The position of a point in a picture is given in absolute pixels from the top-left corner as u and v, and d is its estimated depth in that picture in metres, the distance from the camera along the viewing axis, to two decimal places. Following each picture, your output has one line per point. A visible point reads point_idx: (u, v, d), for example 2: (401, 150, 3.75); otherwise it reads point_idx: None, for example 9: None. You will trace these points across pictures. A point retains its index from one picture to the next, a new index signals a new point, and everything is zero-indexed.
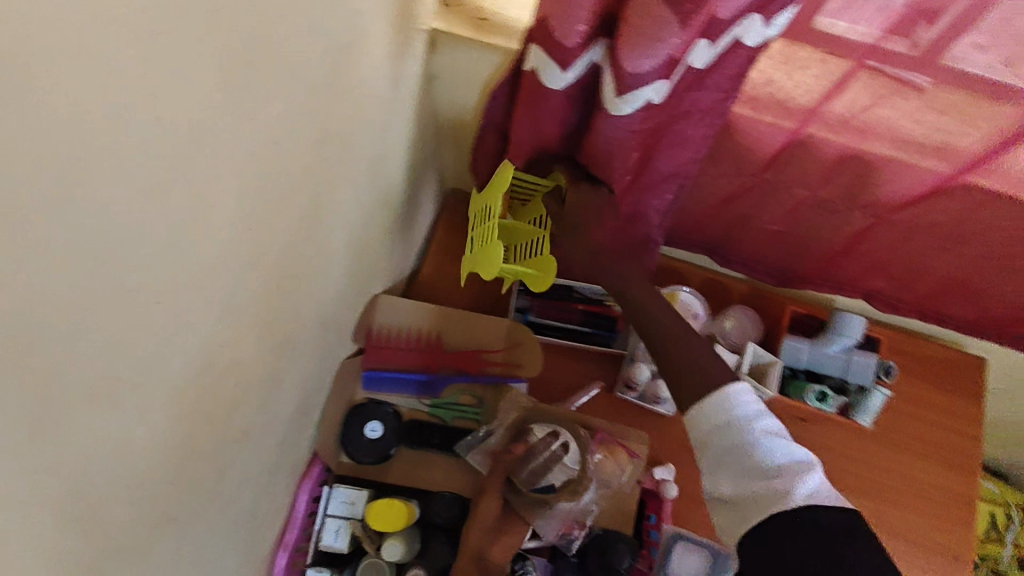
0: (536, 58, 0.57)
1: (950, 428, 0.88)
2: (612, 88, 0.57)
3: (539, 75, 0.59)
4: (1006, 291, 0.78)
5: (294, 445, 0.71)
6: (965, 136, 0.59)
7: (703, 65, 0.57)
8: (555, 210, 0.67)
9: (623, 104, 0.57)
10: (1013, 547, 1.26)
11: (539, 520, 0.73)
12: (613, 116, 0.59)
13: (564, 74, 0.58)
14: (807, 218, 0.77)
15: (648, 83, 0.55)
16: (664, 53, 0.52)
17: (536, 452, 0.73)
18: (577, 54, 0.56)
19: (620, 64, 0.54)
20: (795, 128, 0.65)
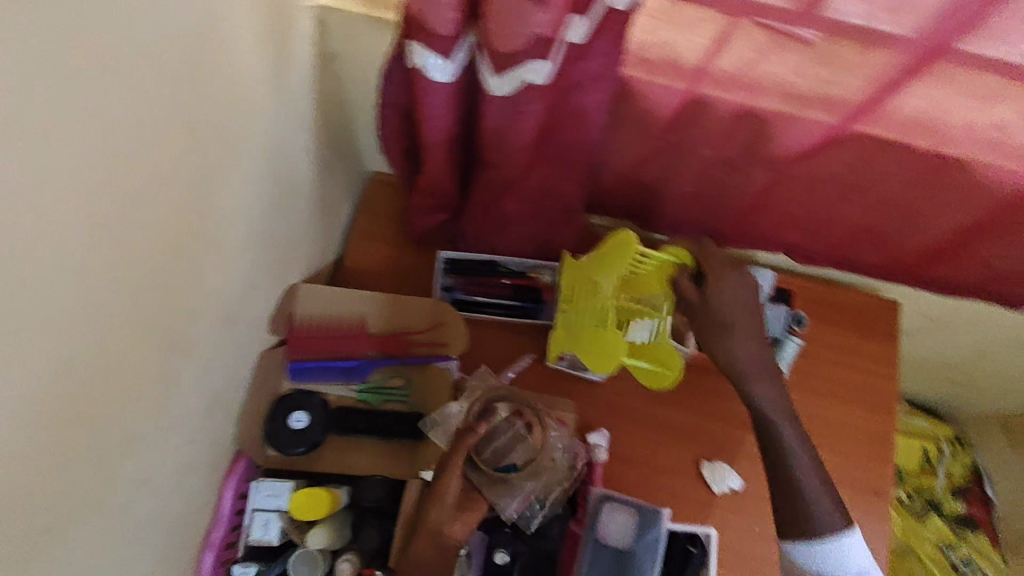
0: (416, 53, 0.59)
1: (868, 371, 0.93)
2: (490, 70, 0.59)
3: (423, 68, 0.60)
4: (908, 235, 0.80)
5: (217, 442, 0.69)
6: (848, 85, 0.60)
7: (579, 39, 0.57)
8: (693, 297, 0.69)
9: (501, 83, 0.59)
10: (945, 478, 1.32)
11: (500, 498, 0.71)
12: (499, 97, 0.61)
13: (445, 63, 0.59)
14: (715, 178, 0.79)
15: (521, 61, 0.57)
16: (530, 31, 0.54)
17: (498, 430, 0.72)
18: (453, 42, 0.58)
19: (490, 43, 0.56)
20: (688, 89, 0.65)
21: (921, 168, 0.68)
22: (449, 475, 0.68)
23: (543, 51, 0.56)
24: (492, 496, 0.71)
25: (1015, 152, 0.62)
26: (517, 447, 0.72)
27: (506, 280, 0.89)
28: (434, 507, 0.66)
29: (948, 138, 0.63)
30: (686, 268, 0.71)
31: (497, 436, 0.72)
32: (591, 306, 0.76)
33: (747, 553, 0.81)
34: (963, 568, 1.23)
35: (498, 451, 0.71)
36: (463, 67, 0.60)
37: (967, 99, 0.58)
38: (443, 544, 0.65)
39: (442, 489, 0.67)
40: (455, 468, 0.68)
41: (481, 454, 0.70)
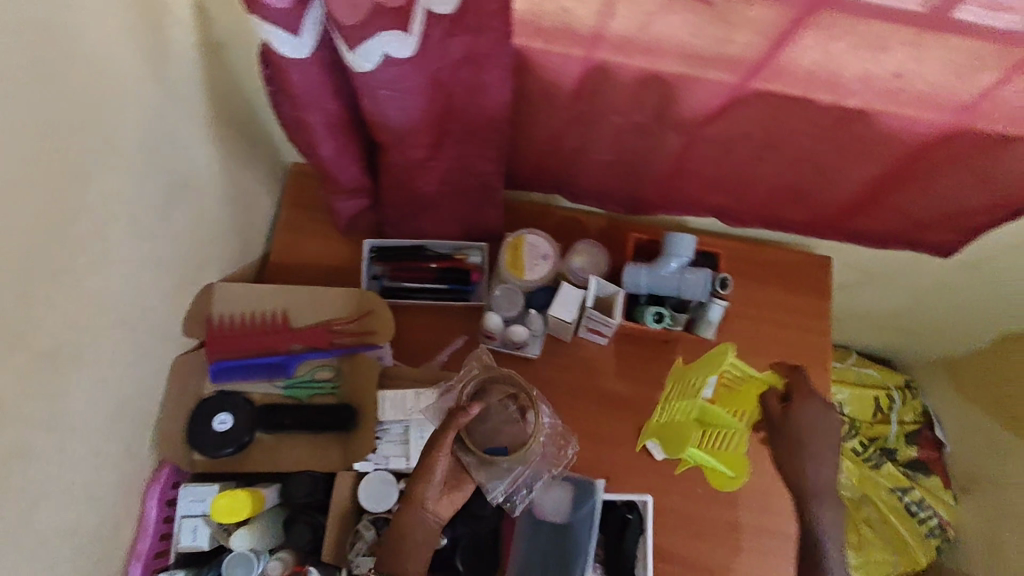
0: (256, 27, 0.49)
1: (803, 328, 0.93)
2: (343, 44, 0.50)
3: (267, 44, 0.50)
4: (831, 187, 0.80)
5: (135, 454, 0.67)
6: (750, 42, 0.58)
7: (445, 7, 0.50)
8: (775, 414, 0.69)
9: (360, 61, 0.51)
10: (897, 425, 1.33)
11: (488, 479, 0.68)
12: (363, 77, 0.53)
13: (294, 37, 0.50)
14: (633, 143, 0.77)
15: (375, 35, 0.49)
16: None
17: (492, 411, 0.67)
18: (298, 12, 0.48)
19: (336, 13, 0.47)
20: (588, 55, 0.62)
21: (830, 120, 0.67)
22: (437, 454, 0.63)
23: (401, 23, 0.49)
24: (480, 477, 0.67)
25: (919, 98, 0.61)
26: (510, 430, 0.67)
27: (431, 264, 0.87)
28: (420, 484, 0.63)
29: (851, 89, 0.62)
30: (777, 388, 0.71)
31: (490, 417, 0.66)
32: (684, 405, 0.76)
33: (689, 513, 0.82)
34: (914, 510, 1.25)
35: (490, 432, 0.67)
36: (316, 42, 0.51)
37: (864, 49, 0.56)
38: (424, 520, 0.63)
39: (427, 470, 0.63)
40: (442, 450, 0.63)
41: (471, 435, 0.65)
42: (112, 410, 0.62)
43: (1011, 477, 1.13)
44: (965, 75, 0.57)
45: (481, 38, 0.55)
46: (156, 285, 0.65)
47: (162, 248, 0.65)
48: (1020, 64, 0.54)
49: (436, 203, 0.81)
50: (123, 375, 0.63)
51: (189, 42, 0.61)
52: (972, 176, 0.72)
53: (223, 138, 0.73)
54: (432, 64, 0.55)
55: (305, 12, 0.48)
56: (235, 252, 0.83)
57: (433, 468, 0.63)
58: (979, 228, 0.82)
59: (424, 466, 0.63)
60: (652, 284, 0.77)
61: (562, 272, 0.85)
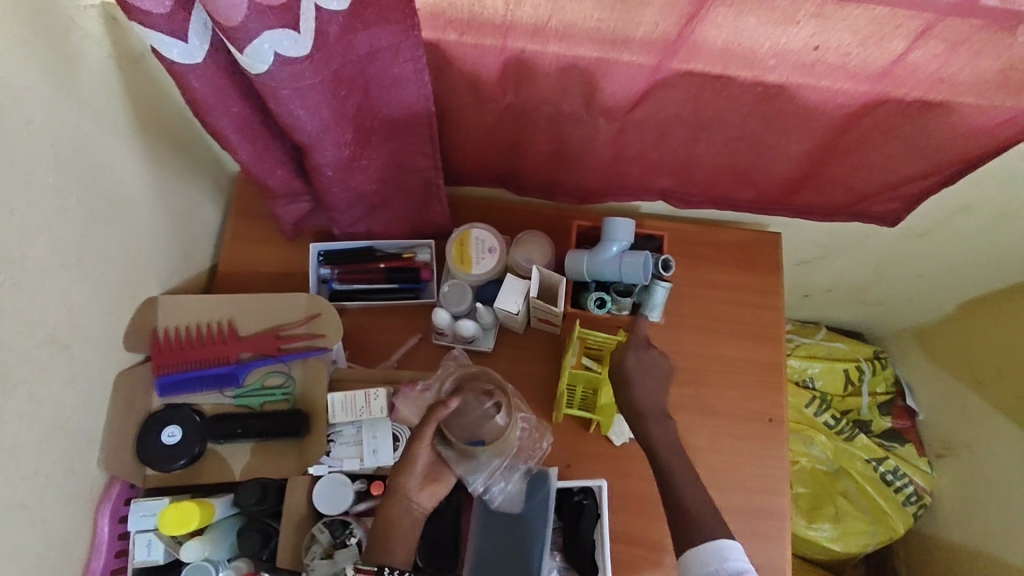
0: (142, 34, 0.49)
1: (756, 304, 0.91)
2: (233, 48, 0.50)
3: (159, 50, 0.51)
4: (769, 165, 0.81)
5: (80, 472, 0.67)
6: (654, 24, 0.58)
7: (340, 4, 0.50)
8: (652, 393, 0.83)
9: (253, 63, 0.51)
10: (869, 396, 1.31)
11: (467, 472, 0.76)
12: (260, 77, 0.52)
13: (186, 43, 0.51)
14: (566, 132, 0.77)
15: (261, 34, 0.49)
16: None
17: (468, 407, 0.76)
18: (184, 15, 0.49)
19: (216, 19, 0.47)
20: (500, 45, 0.62)
21: (754, 97, 0.68)
22: (418, 445, 0.72)
23: (288, 21, 0.49)
24: (459, 469, 0.76)
25: (835, 68, 0.61)
26: (486, 424, 0.75)
27: (380, 264, 0.86)
28: (403, 475, 0.72)
29: (768, 64, 0.62)
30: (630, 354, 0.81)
31: (467, 413, 0.75)
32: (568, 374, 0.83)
33: (652, 494, 0.83)
34: (891, 479, 1.23)
35: (467, 427, 0.75)
36: (211, 43, 0.52)
37: (772, 23, 0.56)
38: (409, 508, 0.72)
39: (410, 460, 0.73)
40: (422, 442, 0.72)
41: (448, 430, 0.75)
42: (49, 430, 0.61)
43: (979, 440, 1.13)
44: (875, 43, 0.57)
45: (386, 33, 0.55)
46: (87, 302, 0.65)
47: (90, 264, 0.64)
48: (927, 28, 0.55)
49: (377, 202, 0.81)
50: (60, 393, 0.62)
51: (100, 56, 0.60)
52: (902, 144, 0.73)
53: (155, 151, 0.73)
54: (335, 61, 0.55)
55: (189, 15, 0.49)
56: (180, 265, 0.83)
57: (414, 459, 0.73)
58: (919, 196, 0.83)
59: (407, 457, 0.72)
60: (592, 269, 0.78)
61: (509, 264, 0.85)
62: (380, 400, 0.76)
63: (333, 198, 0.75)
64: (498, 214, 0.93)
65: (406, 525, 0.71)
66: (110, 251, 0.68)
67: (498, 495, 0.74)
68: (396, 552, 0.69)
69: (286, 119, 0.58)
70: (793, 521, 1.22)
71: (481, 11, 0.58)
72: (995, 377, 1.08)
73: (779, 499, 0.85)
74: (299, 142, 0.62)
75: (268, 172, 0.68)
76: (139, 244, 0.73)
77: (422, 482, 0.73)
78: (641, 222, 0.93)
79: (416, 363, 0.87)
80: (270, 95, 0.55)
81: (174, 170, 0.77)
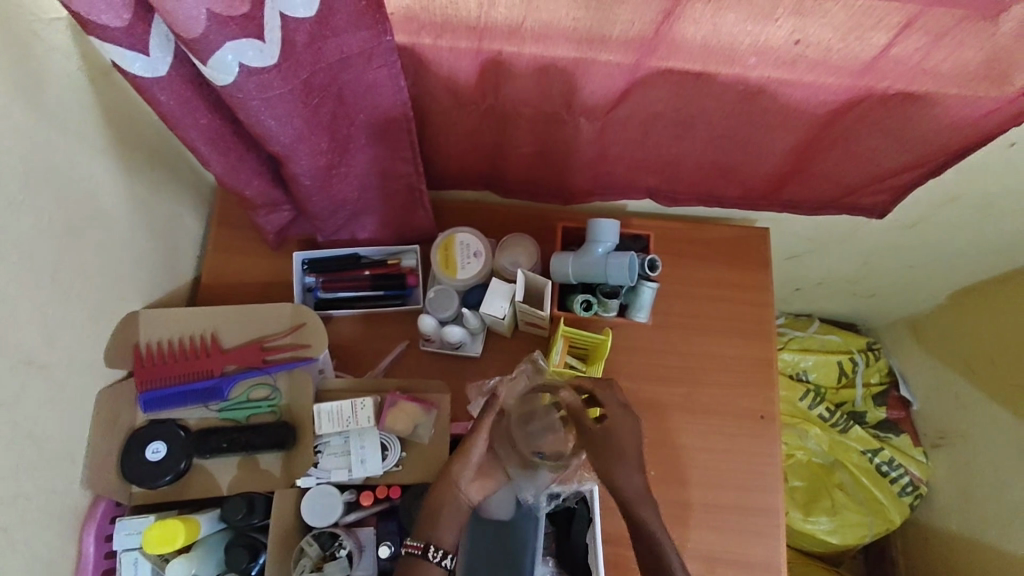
0: (102, 49, 0.48)
1: (746, 301, 0.90)
2: (195, 59, 0.49)
3: (120, 64, 0.50)
4: (754, 162, 0.80)
5: (63, 492, 0.66)
6: (631, 23, 0.57)
7: (308, 14, 0.50)
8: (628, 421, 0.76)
9: (217, 75, 0.50)
10: (863, 387, 1.30)
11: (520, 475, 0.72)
12: (225, 88, 0.51)
13: (148, 56, 0.50)
14: (548, 134, 0.76)
15: (224, 45, 0.48)
16: (203, 11, 0.45)
17: (535, 416, 0.68)
18: (145, 26, 0.48)
19: (175, 32, 0.46)
20: (477, 47, 0.61)
21: (736, 94, 0.67)
22: (474, 439, 0.71)
23: (251, 31, 0.48)
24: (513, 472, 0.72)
25: (817, 63, 0.60)
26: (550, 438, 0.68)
27: (365, 272, 0.85)
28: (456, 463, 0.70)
29: (749, 61, 0.61)
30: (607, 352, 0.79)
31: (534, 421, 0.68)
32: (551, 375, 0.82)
33: None
34: (886, 470, 1.23)
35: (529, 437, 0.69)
36: (174, 56, 0.51)
37: (752, 19, 0.55)
38: (458, 499, 0.69)
39: (466, 449, 0.71)
40: (480, 435, 0.71)
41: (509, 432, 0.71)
42: (29, 452, 0.60)
43: (974, 429, 1.13)
44: (856, 37, 0.56)
45: (356, 38, 0.54)
46: (63, 320, 0.64)
47: (66, 281, 0.63)
48: (909, 21, 0.54)
49: (360, 209, 0.80)
50: (38, 414, 0.61)
51: (68, 69, 0.59)
52: (887, 137, 0.72)
53: (132, 164, 0.71)
54: (305, 69, 0.54)
55: (149, 28, 0.48)
56: (161, 278, 0.81)
57: (469, 450, 0.71)
58: (907, 187, 0.82)
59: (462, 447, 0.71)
60: (578, 272, 0.78)
61: (495, 268, 0.84)
62: (366, 411, 0.75)
63: (313, 207, 0.74)
64: (484, 216, 0.92)
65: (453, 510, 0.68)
66: (86, 267, 0.66)
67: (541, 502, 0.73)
68: (442, 533, 0.67)
69: (257, 129, 0.57)
70: (790, 515, 1.21)
71: (456, 13, 0.57)
72: (988, 365, 1.08)
73: (772, 496, 0.84)
74: (274, 152, 0.61)
75: (245, 184, 0.67)
76: (117, 258, 0.72)
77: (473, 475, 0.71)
78: (628, 221, 0.92)
79: (404, 370, 0.86)
80: (238, 106, 0.54)
81: (152, 182, 0.76)
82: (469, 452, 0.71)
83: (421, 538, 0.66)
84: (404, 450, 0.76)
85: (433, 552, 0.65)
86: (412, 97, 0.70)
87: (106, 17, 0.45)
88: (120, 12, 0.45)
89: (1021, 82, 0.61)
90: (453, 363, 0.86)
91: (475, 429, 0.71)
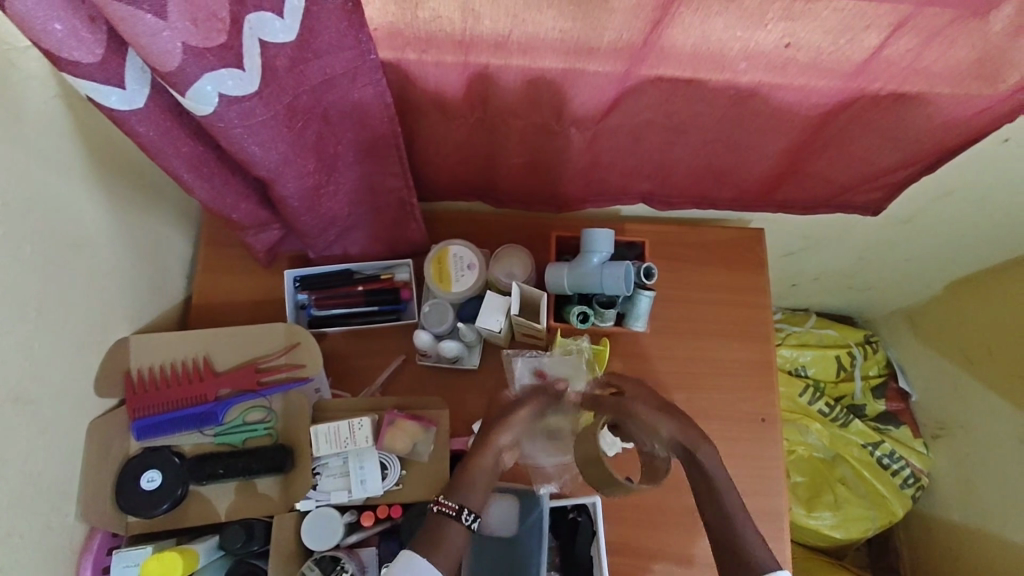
0: (73, 83, 0.47)
1: (742, 303, 0.90)
2: (174, 91, 0.47)
3: (93, 98, 0.48)
4: (747, 165, 0.79)
5: (57, 527, 0.65)
6: (617, 31, 0.55)
7: (290, 37, 0.49)
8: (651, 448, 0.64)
9: (197, 105, 0.48)
10: (862, 380, 1.30)
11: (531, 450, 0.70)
12: (207, 118, 0.50)
13: (125, 89, 0.48)
14: (537, 144, 0.75)
15: (203, 76, 0.46)
16: (179, 44, 0.43)
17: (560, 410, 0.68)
18: (119, 55, 0.46)
19: (151, 65, 0.45)
20: (462, 62, 0.60)
21: (727, 100, 0.66)
22: (525, 408, 0.66)
23: (231, 60, 0.47)
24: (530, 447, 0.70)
25: (808, 67, 0.60)
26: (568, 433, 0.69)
27: (358, 288, 0.84)
28: (498, 429, 0.64)
29: (739, 66, 0.60)
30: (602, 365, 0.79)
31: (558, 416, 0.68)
32: None
33: (645, 503, 0.82)
34: (887, 463, 1.22)
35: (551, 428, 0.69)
36: (150, 87, 0.49)
37: (741, 25, 0.54)
38: (496, 463, 0.63)
39: (510, 420, 0.65)
40: (531, 409, 0.66)
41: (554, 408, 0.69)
42: (20, 489, 0.59)
43: (973, 419, 1.13)
44: (847, 39, 0.55)
45: (339, 58, 0.53)
46: (49, 354, 0.62)
47: (51, 313, 0.62)
48: (901, 21, 0.53)
49: (350, 225, 0.79)
50: (27, 450, 0.60)
51: (46, 98, 0.57)
52: (880, 138, 0.72)
53: (115, 189, 0.70)
54: (287, 93, 0.53)
55: (124, 61, 0.47)
56: (149, 301, 0.80)
57: (516, 417, 0.66)
58: (901, 184, 0.82)
59: (513, 414, 0.65)
60: (574, 282, 0.77)
61: (490, 279, 0.83)
62: (365, 430, 0.73)
63: (302, 226, 0.72)
64: (476, 226, 0.91)
65: (491, 476, 0.62)
66: (72, 297, 0.65)
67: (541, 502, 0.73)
68: (475, 498, 0.61)
69: (241, 155, 0.56)
70: (793, 511, 1.21)
71: (440, 28, 0.55)
72: (986, 356, 1.08)
73: (776, 498, 0.83)
74: (260, 176, 0.60)
75: (231, 208, 0.66)
76: (104, 286, 0.70)
77: (515, 443, 0.65)
78: (622, 227, 0.91)
79: (401, 385, 0.85)
80: (221, 134, 0.53)
81: (137, 206, 0.74)
82: (515, 420, 0.65)
83: (456, 498, 0.60)
84: (403, 468, 0.75)
85: (467, 515, 0.59)
86: (399, 112, 0.69)
87: (78, 53, 0.44)
88: (93, 48, 0.44)
89: (1013, 80, 0.60)
90: (449, 377, 0.85)
91: (526, 400, 0.67)
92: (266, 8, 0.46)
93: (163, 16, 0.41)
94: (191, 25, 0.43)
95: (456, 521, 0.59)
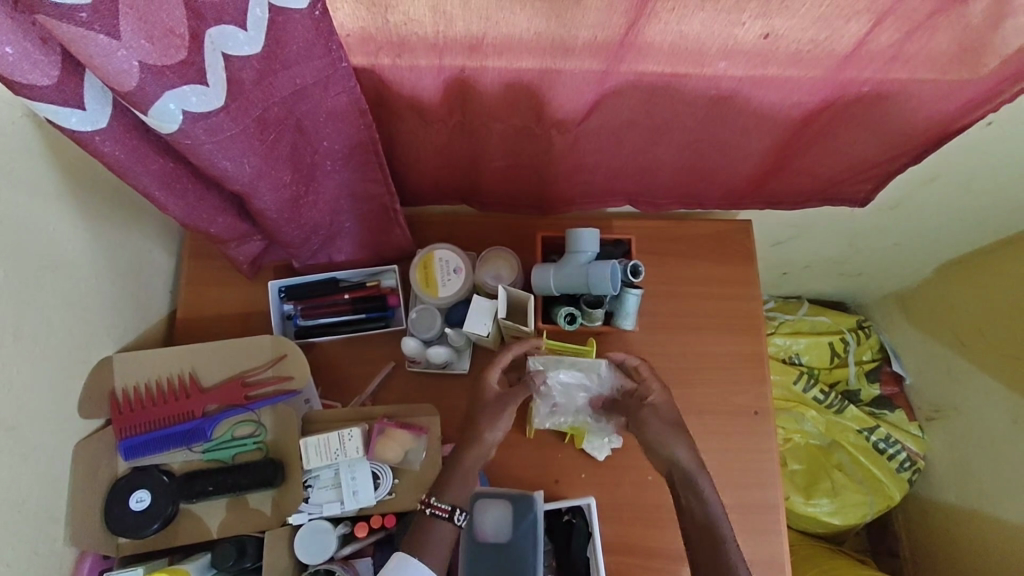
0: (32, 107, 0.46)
1: (732, 296, 0.89)
2: (134, 108, 0.46)
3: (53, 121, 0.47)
4: (731, 160, 0.78)
5: (46, 552, 0.64)
6: (593, 29, 0.54)
7: (256, 50, 0.48)
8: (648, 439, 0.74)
9: (162, 123, 0.47)
10: (855, 365, 1.29)
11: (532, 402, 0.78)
12: (173, 135, 0.49)
13: (86, 110, 0.47)
14: (518, 147, 0.74)
15: (164, 94, 0.45)
16: (136, 63, 0.42)
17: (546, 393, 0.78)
18: (76, 74, 0.45)
19: (106, 84, 0.44)
20: (437, 66, 0.59)
21: (707, 94, 0.65)
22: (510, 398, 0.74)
23: (192, 76, 0.46)
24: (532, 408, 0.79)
25: (788, 61, 0.59)
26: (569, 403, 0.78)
27: (345, 296, 0.83)
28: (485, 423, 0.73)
29: (718, 64, 0.60)
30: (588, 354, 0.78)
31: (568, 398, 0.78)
32: None
33: (640, 501, 0.81)
34: (883, 447, 1.22)
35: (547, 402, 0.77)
36: (108, 106, 0.48)
37: (717, 21, 0.54)
38: (479, 453, 0.71)
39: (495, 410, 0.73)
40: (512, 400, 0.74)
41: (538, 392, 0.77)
42: (6, 518, 0.58)
43: (967, 402, 1.13)
44: (825, 30, 0.54)
45: (310, 66, 0.52)
46: (31, 379, 0.61)
47: (31, 336, 0.61)
48: (878, 9, 0.52)
49: (333, 234, 0.78)
50: (11, 478, 0.58)
51: (15, 120, 0.56)
52: (863, 127, 0.71)
53: (92, 207, 0.69)
54: (256, 106, 0.52)
55: (82, 82, 0.46)
56: (133, 319, 0.79)
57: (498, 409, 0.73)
58: (887, 173, 0.81)
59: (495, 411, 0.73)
60: (561, 283, 0.76)
61: (477, 283, 0.82)
62: (355, 440, 0.73)
63: (284, 237, 0.71)
64: (462, 230, 0.90)
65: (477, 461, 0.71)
66: (50, 320, 0.64)
67: (534, 501, 0.73)
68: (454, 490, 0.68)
69: (214, 171, 0.55)
70: (791, 499, 1.21)
71: (414, 32, 0.54)
72: (979, 339, 1.08)
73: (772, 491, 0.83)
74: (235, 190, 0.59)
75: (210, 224, 0.66)
76: (84, 306, 0.69)
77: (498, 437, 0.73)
78: (610, 224, 0.91)
79: (392, 392, 0.85)
80: (189, 151, 0.52)
81: (117, 224, 0.73)
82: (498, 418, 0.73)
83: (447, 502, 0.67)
84: (396, 476, 0.75)
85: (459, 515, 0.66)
86: (377, 117, 0.68)
87: (33, 76, 0.43)
88: (47, 70, 0.43)
89: (995, 65, 0.59)
90: (440, 382, 0.85)
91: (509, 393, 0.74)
92: (228, 21, 0.45)
93: (116, 35, 0.40)
94: (148, 43, 0.42)
95: (449, 522, 0.66)
